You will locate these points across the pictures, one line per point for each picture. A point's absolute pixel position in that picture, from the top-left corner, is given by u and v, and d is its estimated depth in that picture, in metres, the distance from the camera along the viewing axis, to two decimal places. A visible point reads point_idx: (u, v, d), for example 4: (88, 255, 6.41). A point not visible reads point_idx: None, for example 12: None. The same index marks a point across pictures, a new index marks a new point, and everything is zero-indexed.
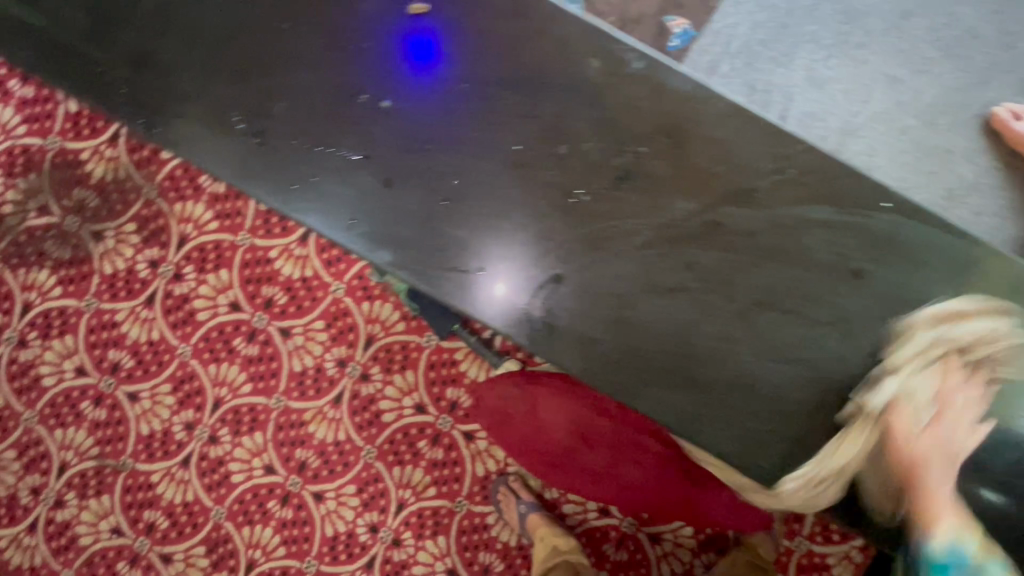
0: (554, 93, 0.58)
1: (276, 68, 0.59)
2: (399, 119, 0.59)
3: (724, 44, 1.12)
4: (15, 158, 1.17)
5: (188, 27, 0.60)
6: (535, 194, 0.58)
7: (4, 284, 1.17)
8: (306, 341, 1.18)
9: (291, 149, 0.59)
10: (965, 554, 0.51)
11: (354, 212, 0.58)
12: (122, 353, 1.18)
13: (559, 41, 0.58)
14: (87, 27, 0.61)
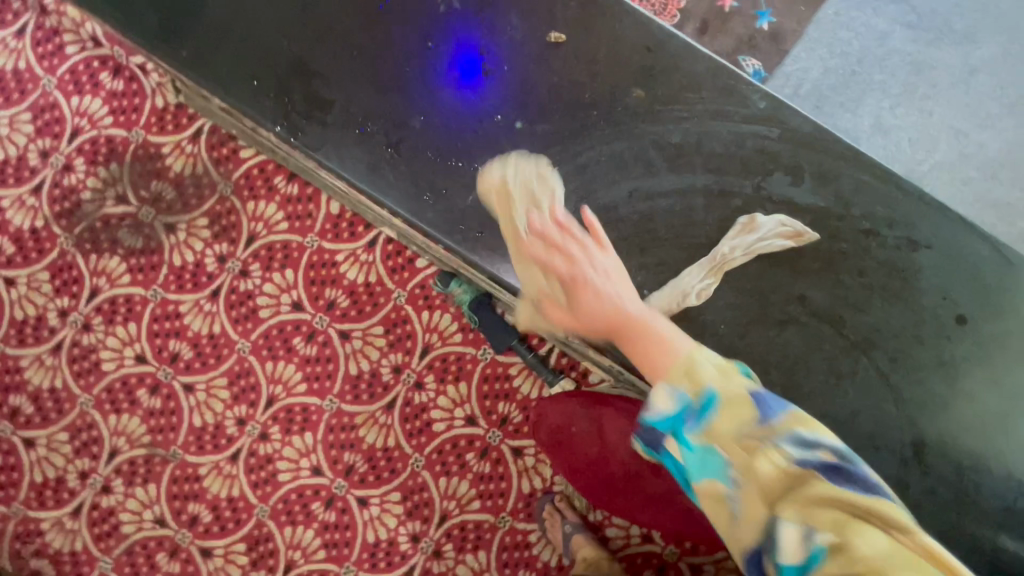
0: (670, 129, 0.66)
1: (423, 84, 0.66)
2: (529, 137, 0.66)
3: (794, 86, 1.18)
4: (99, 147, 1.21)
5: (339, 37, 0.67)
6: (659, 218, 0.66)
7: (75, 268, 1.20)
8: (364, 345, 1.20)
9: (427, 161, 0.65)
10: (683, 396, 0.54)
11: (483, 225, 0.65)
12: (182, 344, 1.20)
13: (690, 75, 0.66)
14: (244, 35, 0.68)
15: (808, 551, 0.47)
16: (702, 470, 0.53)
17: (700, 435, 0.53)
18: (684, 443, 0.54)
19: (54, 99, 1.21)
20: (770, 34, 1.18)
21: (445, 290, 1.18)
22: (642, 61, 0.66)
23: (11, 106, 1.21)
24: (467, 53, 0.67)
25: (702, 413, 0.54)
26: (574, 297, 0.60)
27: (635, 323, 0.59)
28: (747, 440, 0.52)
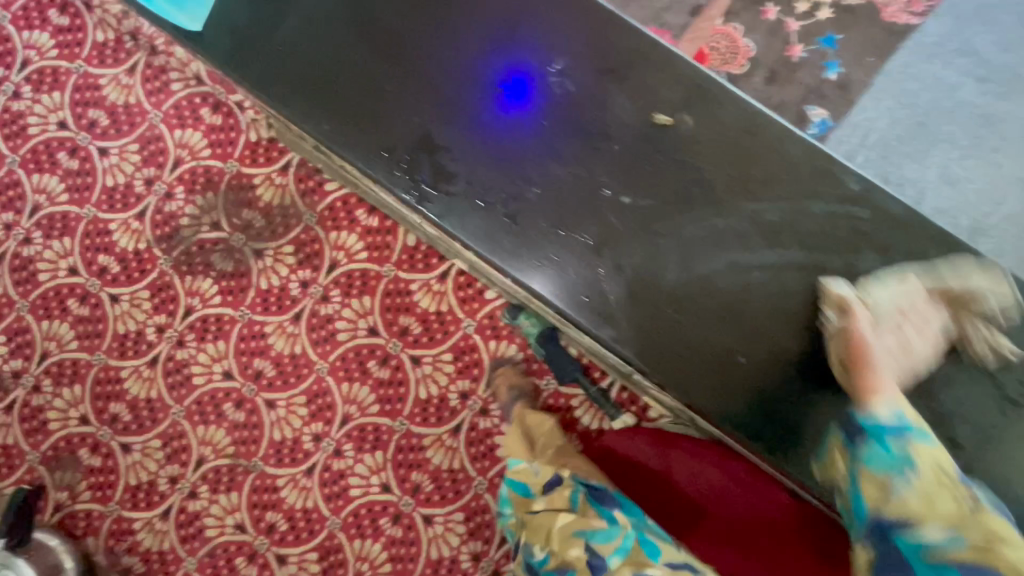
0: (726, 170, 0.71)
1: (541, 161, 0.72)
2: (626, 203, 0.71)
3: (861, 136, 1.21)
4: (197, 177, 1.31)
5: (448, 107, 0.74)
6: (750, 281, 0.71)
7: (172, 288, 1.30)
8: (434, 371, 1.27)
9: (539, 229, 0.72)
10: (907, 424, 0.65)
11: (587, 291, 0.71)
12: (266, 363, 1.29)
13: (789, 157, 0.71)
14: (356, 96, 0.75)
15: (948, 540, 0.62)
16: (891, 464, 0.64)
17: (908, 441, 0.64)
18: (900, 444, 0.64)
19: (159, 131, 1.31)
20: (838, 84, 1.21)
21: (513, 321, 1.25)
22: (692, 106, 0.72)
23: (120, 137, 1.32)
24: (524, 80, 0.74)
25: (916, 435, 0.64)
26: (906, 351, 0.68)
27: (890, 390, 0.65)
28: (952, 476, 0.63)
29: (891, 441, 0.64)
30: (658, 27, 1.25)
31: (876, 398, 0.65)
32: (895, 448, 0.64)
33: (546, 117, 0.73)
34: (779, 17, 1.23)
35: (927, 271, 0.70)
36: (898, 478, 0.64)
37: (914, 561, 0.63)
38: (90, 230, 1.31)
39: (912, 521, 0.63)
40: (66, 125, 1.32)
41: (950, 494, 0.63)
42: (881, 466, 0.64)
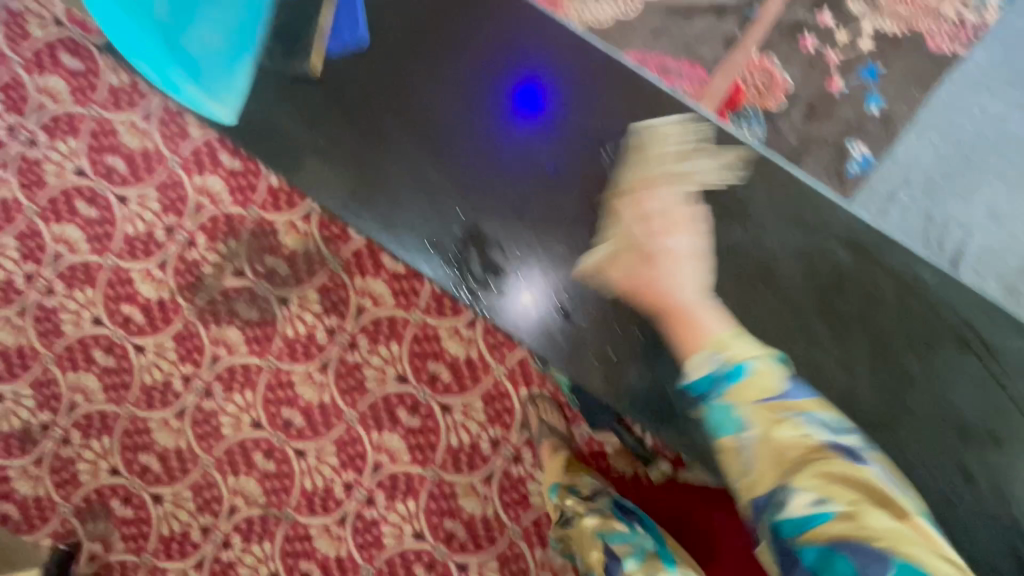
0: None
1: (555, 177, 1.16)
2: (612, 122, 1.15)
3: (904, 173, 1.15)
4: (219, 224, 1.28)
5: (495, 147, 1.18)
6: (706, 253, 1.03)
7: (198, 338, 1.28)
8: (465, 419, 1.25)
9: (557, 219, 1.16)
10: (725, 368, 0.78)
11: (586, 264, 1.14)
12: (295, 412, 1.27)
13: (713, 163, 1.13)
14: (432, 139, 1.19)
15: (818, 511, 0.67)
16: (730, 426, 0.75)
17: (725, 394, 0.76)
18: (722, 398, 0.76)
19: (177, 177, 1.28)
20: (879, 118, 1.16)
21: (544, 369, 1.22)
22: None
23: (139, 184, 1.29)
24: (529, 96, 1.17)
25: (733, 378, 0.77)
26: (651, 260, 1.02)
27: (682, 300, 0.97)
28: (774, 412, 0.74)
29: (717, 398, 0.77)
30: (690, 61, 1.20)
31: (704, 347, 0.82)
32: (729, 409, 0.76)
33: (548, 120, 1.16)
34: (817, 48, 1.17)
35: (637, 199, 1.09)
36: (744, 436, 0.74)
37: (802, 547, 0.66)
38: (113, 280, 1.29)
39: (778, 492, 0.70)
40: (84, 173, 1.29)
41: (782, 430, 0.73)
42: (727, 429, 0.75)
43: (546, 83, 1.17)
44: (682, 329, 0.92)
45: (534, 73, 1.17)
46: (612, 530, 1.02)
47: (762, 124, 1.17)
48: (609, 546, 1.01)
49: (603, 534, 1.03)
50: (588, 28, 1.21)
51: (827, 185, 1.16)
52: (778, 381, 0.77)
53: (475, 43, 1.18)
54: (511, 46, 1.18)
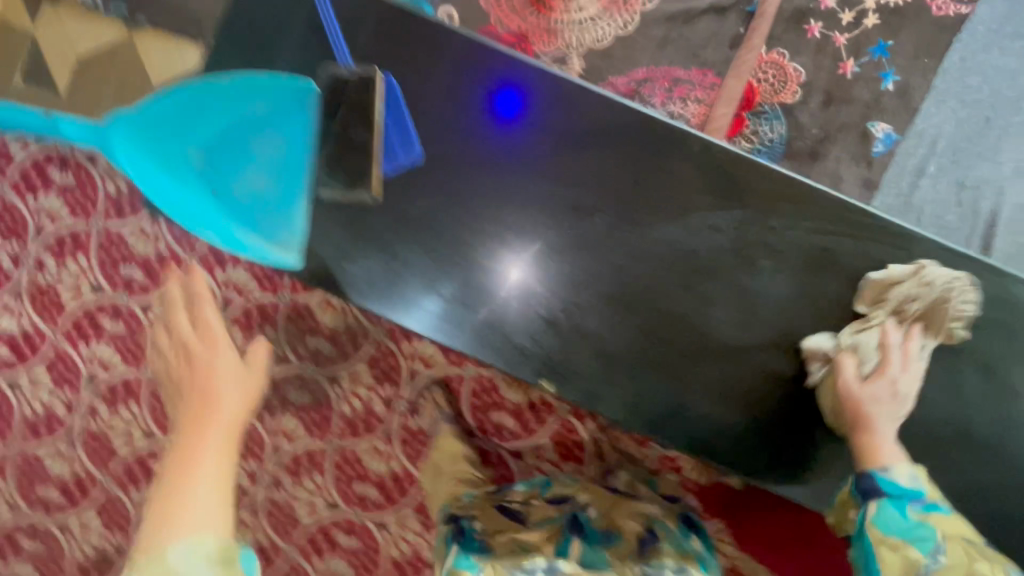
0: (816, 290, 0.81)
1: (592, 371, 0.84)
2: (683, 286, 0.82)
3: (929, 144, 1.15)
4: (252, 315, 1.25)
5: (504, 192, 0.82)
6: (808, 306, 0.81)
7: (256, 432, 1.27)
8: (537, 460, 1.26)
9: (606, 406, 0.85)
10: (919, 489, 0.74)
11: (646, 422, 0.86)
12: (368, 486, 1.27)
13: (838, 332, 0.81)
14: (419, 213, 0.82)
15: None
16: (898, 529, 0.73)
17: (923, 513, 0.73)
18: (915, 511, 0.73)
19: (199, 276, 1.24)
20: (896, 92, 1.15)
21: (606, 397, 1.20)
22: (771, 226, 0.80)
23: (160, 289, 1.25)
24: (510, 96, 0.81)
25: (930, 505, 0.74)
26: (871, 385, 0.78)
27: (875, 421, 0.77)
28: (975, 545, 0.71)
29: (908, 507, 0.73)
30: (698, 67, 1.17)
31: (895, 459, 0.76)
32: (911, 509, 0.73)
33: (559, 136, 0.81)
34: (824, 33, 1.16)
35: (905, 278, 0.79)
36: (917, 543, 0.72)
37: None
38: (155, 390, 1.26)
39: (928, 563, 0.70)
40: (101, 289, 1.25)
41: (968, 555, 0.70)
42: (899, 532, 0.72)
43: (535, 100, 0.81)
44: (869, 447, 0.77)
45: (513, 91, 0.81)
46: (662, 520, 1.03)
47: (782, 120, 1.16)
48: (654, 527, 1.01)
49: (646, 516, 1.03)
50: (590, 51, 1.17)
51: (856, 169, 1.15)
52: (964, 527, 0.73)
53: (447, 80, 0.81)
54: (488, 78, 0.81)
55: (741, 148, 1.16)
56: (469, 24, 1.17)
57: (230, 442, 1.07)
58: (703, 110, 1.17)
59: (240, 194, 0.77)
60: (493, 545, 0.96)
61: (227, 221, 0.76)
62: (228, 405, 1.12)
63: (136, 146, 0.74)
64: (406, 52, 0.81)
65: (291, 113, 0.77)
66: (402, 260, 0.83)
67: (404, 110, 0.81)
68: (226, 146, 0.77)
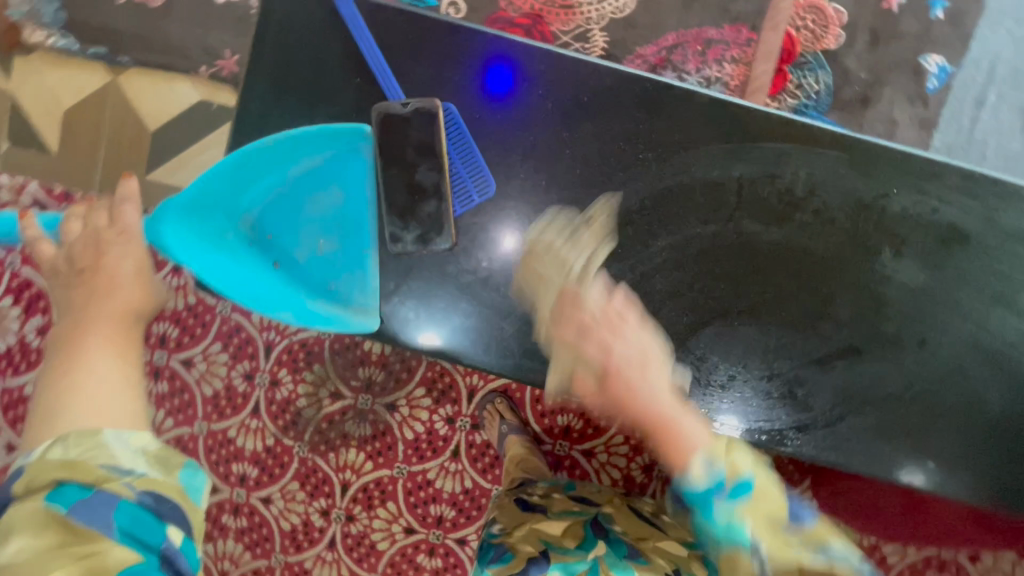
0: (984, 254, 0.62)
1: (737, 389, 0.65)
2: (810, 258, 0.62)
3: (987, 71, 1.07)
4: (297, 353, 1.21)
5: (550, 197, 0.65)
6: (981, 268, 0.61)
7: (320, 470, 1.23)
8: (610, 456, 1.22)
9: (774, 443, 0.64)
10: (721, 476, 0.53)
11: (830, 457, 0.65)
12: (443, 506, 1.23)
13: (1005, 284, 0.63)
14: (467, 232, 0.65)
15: None
16: (730, 543, 0.51)
17: (735, 509, 0.52)
18: (724, 507, 0.52)
19: (236, 321, 1.19)
20: (947, 21, 1.07)
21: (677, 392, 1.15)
22: (927, 202, 0.60)
23: (198, 341, 1.20)
24: (506, 86, 0.65)
25: (738, 491, 0.52)
26: (608, 378, 0.57)
27: (651, 413, 0.55)
28: (782, 519, 0.52)
29: (719, 506, 0.52)
30: (731, 24, 1.08)
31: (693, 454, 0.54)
32: (725, 514, 0.52)
33: (601, 139, 0.64)
34: None
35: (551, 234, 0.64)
36: (751, 549, 0.51)
37: None
38: (211, 444, 1.22)
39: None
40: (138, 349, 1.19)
41: (786, 540, 0.51)
42: (727, 546, 0.51)
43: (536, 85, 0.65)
44: (675, 455, 0.54)
45: (506, 81, 0.65)
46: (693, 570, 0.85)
47: (827, 68, 1.08)
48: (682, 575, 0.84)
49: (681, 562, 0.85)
50: (612, 22, 1.08)
51: (911, 110, 1.08)
52: (780, 497, 0.54)
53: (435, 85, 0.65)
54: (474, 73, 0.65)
55: (787, 105, 1.08)
56: (478, 13, 1.07)
57: (136, 334, 0.67)
58: (741, 70, 1.08)
59: (307, 261, 0.66)
60: (514, 545, 0.88)
61: (297, 293, 0.66)
62: (127, 293, 0.68)
63: (185, 226, 0.62)
64: (424, 60, 0.65)
65: (352, 166, 0.65)
66: (433, 280, 0.65)
67: (468, 137, 0.65)
68: (284, 211, 0.66)
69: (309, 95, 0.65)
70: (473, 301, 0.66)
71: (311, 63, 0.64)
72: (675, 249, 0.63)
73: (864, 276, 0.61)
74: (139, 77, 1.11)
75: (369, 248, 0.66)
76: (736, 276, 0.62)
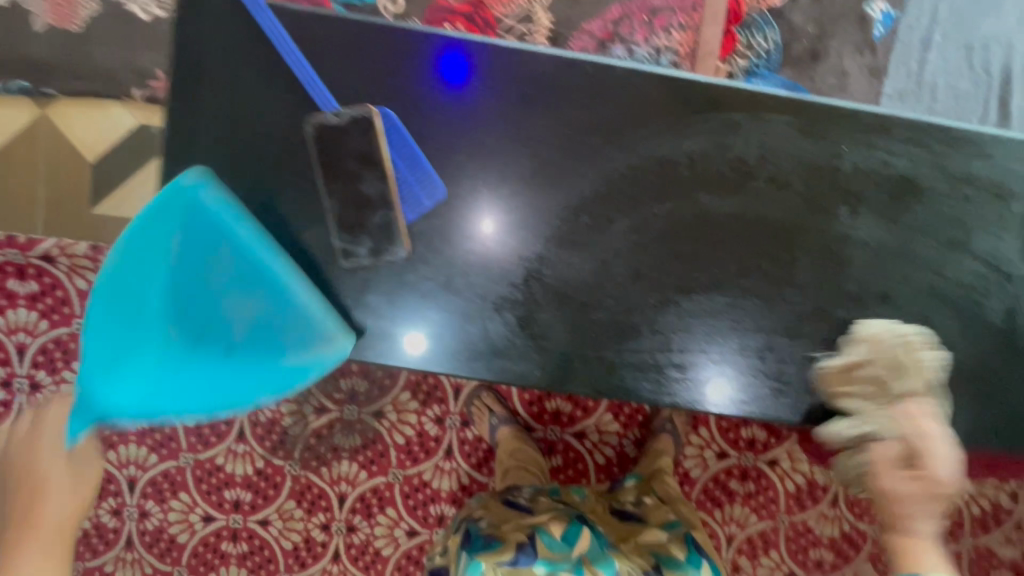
0: (948, 199, 0.59)
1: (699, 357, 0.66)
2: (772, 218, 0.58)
3: (930, 12, 1.07)
4: None
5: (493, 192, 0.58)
6: (937, 214, 0.59)
7: (315, 485, 1.22)
8: (602, 436, 1.23)
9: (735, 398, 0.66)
10: None
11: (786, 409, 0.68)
12: (443, 505, 1.23)
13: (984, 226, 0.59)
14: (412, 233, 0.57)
15: None
16: None
17: None
18: None
19: None
20: None
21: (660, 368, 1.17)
22: (879, 155, 0.58)
23: None
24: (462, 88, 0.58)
25: None
26: (914, 482, 0.55)
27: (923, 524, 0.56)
28: None
29: None
30: None
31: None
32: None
33: (549, 129, 0.58)
34: None
35: (894, 343, 0.57)
36: None
37: None
38: (200, 474, 1.20)
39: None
40: None
41: None
42: None
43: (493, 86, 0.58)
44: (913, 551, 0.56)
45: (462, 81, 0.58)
46: (670, 555, 0.91)
47: (773, 26, 1.07)
48: (660, 567, 0.89)
49: (658, 554, 0.92)
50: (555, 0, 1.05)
51: (861, 58, 1.08)
52: None
53: (374, 81, 0.57)
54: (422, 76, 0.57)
55: (737, 67, 1.07)
56: (416, 4, 1.03)
57: (64, 545, 0.70)
58: (689, 36, 1.07)
59: (248, 330, 0.57)
60: (503, 536, 0.91)
61: (263, 363, 0.57)
62: (57, 509, 0.68)
63: (120, 385, 0.55)
64: (352, 61, 0.57)
65: (214, 218, 0.56)
66: (394, 291, 0.58)
67: (410, 139, 0.57)
68: (190, 299, 0.57)
69: (206, 97, 0.57)
70: (431, 312, 0.59)
71: (213, 73, 0.57)
72: (636, 232, 0.59)
73: (826, 236, 0.59)
74: (66, 108, 1.06)
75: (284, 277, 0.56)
76: (704, 256, 0.59)
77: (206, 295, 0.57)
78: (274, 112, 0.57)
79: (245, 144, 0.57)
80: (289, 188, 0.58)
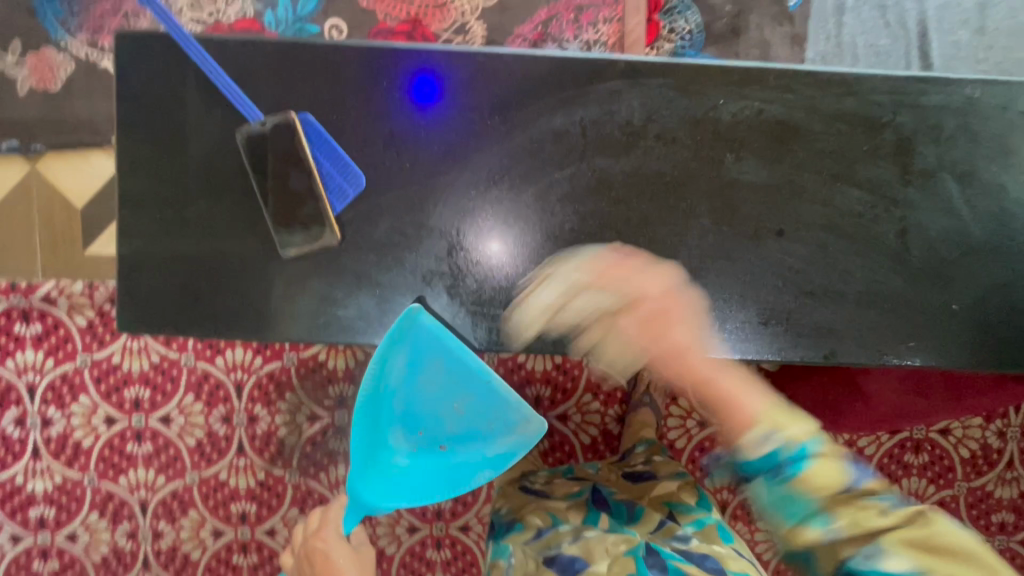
0: (823, 138, 0.65)
1: None
2: (668, 171, 0.65)
3: None
4: (267, 386, 1.22)
5: (406, 179, 0.65)
6: (815, 152, 0.65)
7: (316, 491, 1.24)
8: (584, 416, 1.19)
9: None
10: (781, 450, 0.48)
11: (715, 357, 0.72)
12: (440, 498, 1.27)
13: (864, 156, 0.65)
14: (347, 220, 0.64)
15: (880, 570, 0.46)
16: (792, 509, 0.48)
17: (800, 483, 0.47)
18: (788, 479, 0.48)
19: (201, 370, 1.21)
20: None
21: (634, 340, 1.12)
22: (755, 104, 0.64)
23: (169, 396, 1.21)
24: (423, 99, 0.65)
25: (799, 463, 0.48)
26: (649, 320, 0.56)
27: (704, 368, 0.54)
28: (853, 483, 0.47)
29: (785, 479, 0.48)
30: None
31: (746, 427, 0.50)
32: (779, 488, 0.48)
33: (453, 119, 0.65)
34: None
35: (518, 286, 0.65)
36: (815, 518, 0.47)
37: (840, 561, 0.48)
38: (207, 490, 1.23)
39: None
40: (115, 416, 1.21)
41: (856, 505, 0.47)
42: (788, 512, 0.48)
43: (451, 97, 0.65)
44: (730, 415, 0.52)
45: (427, 91, 0.65)
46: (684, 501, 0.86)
47: (695, 10, 1.14)
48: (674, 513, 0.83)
49: (670, 503, 0.86)
50: (486, 10, 1.13)
51: (781, 29, 1.14)
52: (841, 462, 0.48)
53: (305, 91, 0.65)
54: (379, 87, 0.65)
55: (665, 51, 1.14)
56: (359, 30, 1.12)
57: None
58: (615, 28, 1.14)
59: (460, 425, 0.65)
60: (523, 517, 0.84)
61: (476, 454, 0.65)
62: None
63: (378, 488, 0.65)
64: (281, 77, 0.65)
65: (431, 337, 0.62)
66: (335, 274, 0.65)
67: (328, 138, 0.64)
68: (412, 409, 0.65)
69: (164, 125, 0.65)
70: (371, 293, 0.65)
71: (165, 104, 0.65)
72: (545, 199, 0.65)
73: (716, 182, 0.65)
74: (61, 163, 1.17)
75: (488, 376, 0.62)
76: (606, 214, 0.65)
77: (422, 406, 0.65)
78: (215, 130, 0.65)
79: (194, 161, 0.65)
80: (236, 196, 0.66)
